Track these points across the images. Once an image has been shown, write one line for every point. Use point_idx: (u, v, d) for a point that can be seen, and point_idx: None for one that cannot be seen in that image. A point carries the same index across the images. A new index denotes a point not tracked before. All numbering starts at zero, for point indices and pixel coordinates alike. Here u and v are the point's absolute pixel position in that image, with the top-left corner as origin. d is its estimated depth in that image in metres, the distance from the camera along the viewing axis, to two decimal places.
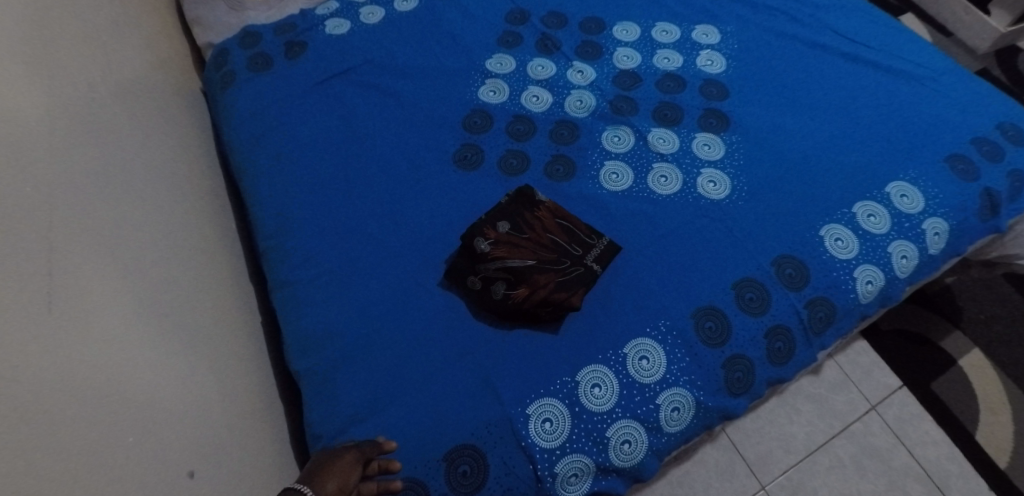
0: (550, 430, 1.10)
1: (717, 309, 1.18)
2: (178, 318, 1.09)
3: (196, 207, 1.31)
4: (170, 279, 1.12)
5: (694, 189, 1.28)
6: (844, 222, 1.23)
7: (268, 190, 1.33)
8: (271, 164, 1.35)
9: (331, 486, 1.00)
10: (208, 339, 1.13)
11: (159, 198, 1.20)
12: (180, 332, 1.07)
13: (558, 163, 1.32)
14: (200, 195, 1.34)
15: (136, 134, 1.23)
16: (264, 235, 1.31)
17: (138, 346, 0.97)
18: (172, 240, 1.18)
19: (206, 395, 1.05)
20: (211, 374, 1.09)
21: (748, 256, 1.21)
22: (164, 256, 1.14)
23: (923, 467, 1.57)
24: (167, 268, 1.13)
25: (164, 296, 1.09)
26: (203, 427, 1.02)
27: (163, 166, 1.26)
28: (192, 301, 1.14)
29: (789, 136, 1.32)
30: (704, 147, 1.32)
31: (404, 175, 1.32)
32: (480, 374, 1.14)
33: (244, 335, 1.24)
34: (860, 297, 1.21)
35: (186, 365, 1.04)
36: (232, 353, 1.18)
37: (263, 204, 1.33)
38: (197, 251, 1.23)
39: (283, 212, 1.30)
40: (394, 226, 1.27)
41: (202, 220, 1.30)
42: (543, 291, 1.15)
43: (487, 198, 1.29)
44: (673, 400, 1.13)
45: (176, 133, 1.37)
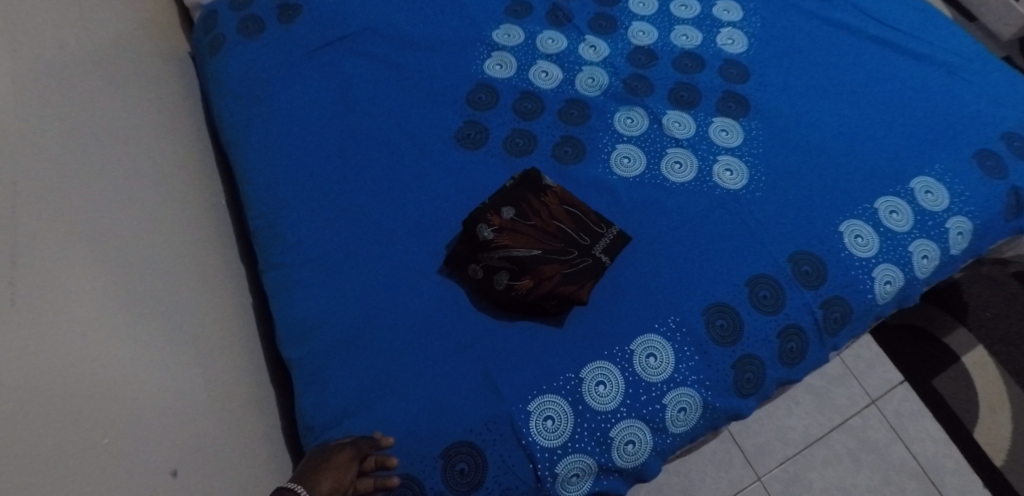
0: (552, 429, 1.06)
1: (729, 306, 1.12)
2: (158, 303, 1.02)
3: (179, 180, 1.23)
4: (150, 261, 1.05)
5: (710, 177, 1.22)
6: (865, 218, 1.18)
7: (259, 165, 1.25)
8: (262, 136, 1.27)
9: (327, 484, 0.96)
10: (190, 324, 1.07)
11: (137, 172, 1.12)
12: (160, 318, 1.01)
13: (566, 145, 1.25)
14: (184, 166, 1.26)
15: (113, 102, 1.14)
16: (255, 212, 1.24)
17: (115, 337, 0.91)
18: (152, 217, 1.11)
19: (187, 385, 1.00)
20: (194, 363, 1.03)
21: (763, 250, 1.16)
22: (142, 236, 1.06)
23: (920, 462, 1.55)
24: (146, 249, 1.06)
25: (144, 280, 1.02)
26: (184, 419, 0.97)
27: (142, 137, 1.18)
28: (174, 284, 1.08)
29: (810, 125, 1.26)
30: (721, 133, 1.25)
31: (403, 152, 1.25)
32: (480, 368, 1.09)
33: (231, 320, 1.18)
34: (877, 298, 1.16)
35: (165, 355, 0.98)
36: (217, 339, 1.12)
37: (253, 179, 1.25)
38: (180, 229, 1.16)
39: (275, 188, 1.23)
40: (392, 207, 1.20)
41: (186, 195, 1.23)
42: (549, 283, 1.09)
43: (490, 180, 1.22)
44: (680, 400, 1.09)
45: (158, 99, 1.29)
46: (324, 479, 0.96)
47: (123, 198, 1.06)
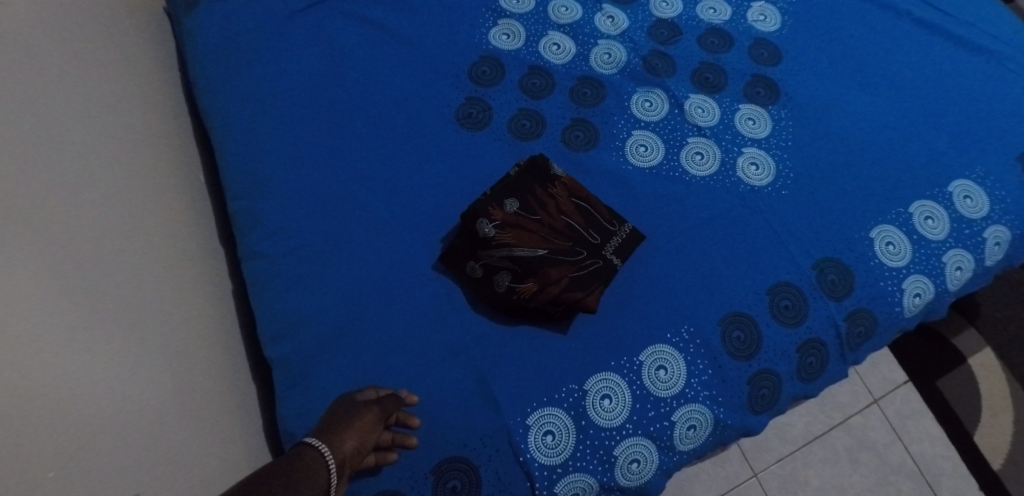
0: (552, 445, 0.98)
1: (748, 315, 1.04)
2: (115, 299, 0.92)
3: (141, 155, 1.10)
4: (104, 250, 0.94)
5: (733, 171, 1.12)
6: (898, 224, 1.09)
7: (237, 139, 1.13)
8: (239, 106, 1.14)
9: (351, 442, 0.87)
10: (153, 320, 0.97)
11: (88, 144, 1.00)
12: (119, 316, 0.91)
13: (577, 129, 1.13)
14: (147, 137, 1.14)
15: (63, 66, 1.01)
16: (232, 192, 1.12)
17: (63, 344, 0.81)
18: (107, 197, 0.99)
19: (149, 392, 0.90)
20: (159, 367, 0.93)
21: (787, 255, 1.07)
22: (92, 222, 0.94)
23: (917, 463, 1.49)
24: (98, 236, 0.94)
25: (94, 274, 0.91)
26: (145, 428, 0.88)
27: (97, 104, 1.05)
28: (132, 276, 0.97)
29: (846, 117, 1.15)
30: (747, 122, 1.14)
31: (398, 131, 1.12)
32: (476, 376, 1.00)
33: (199, 314, 1.07)
34: (905, 311, 1.08)
35: (127, 357, 0.89)
36: (183, 337, 1.01)
37: (230, 154, 1.12)
38: (142, 213, 1.04)
39: (254, 167, 1.11)
40: (384, 193, 1.09)
41: (146, 171, 1.10)
42: (555, 288, 1.00)
43: (492, 166, 1.11)
44: (690, 417, 1.01)
45: (123, 61, 1.15)
46: (347, 437, 0.87)
47: (71, 181, 0.94)
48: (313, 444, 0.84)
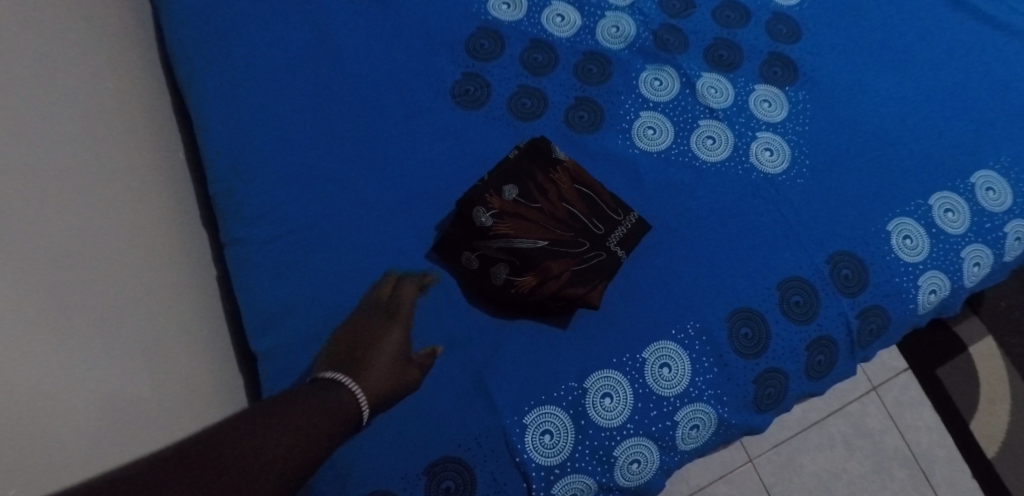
0: (550, 445, 0.95)
1: (756, 312, 1.00)
2: (95, 284, 0.86)
3: (117, 126, 1.03)
4: (82, 231, 0.88)
5: (747, 157, 1.06)
6: (916, 217, 1.04)
7: (217, 112, 1.04)
8: (220, 77, 1.06)
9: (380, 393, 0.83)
10: (129, 301, 0.90)
11: (57, 105, 0.91)
12: (100, 301, 0.85)
13: (581, 109, 1.07)
14: (125, 107, 1.06)
15: (38, 26, 0.93)
16: (212, 171, 1.04)
17: (39, 327, 0.74)
18: (75, 165, 0.91)
19: (136, 381, 0.85)
20: (143, 354, 0.88)
21: (799, 247, 1.02)
22: (70, 201, 0.88)
23: (913, 451, 1.45)
24: (70, 209, 0.87)
25: (72, 258, 0.84)
26: (133, 418, 0.83)
27: (65, 62, 0.96)
28: (113, 259, 0.91)
29: (866, 100, 1.08)
30: (763, 104, 1.08)
31: (391, 108, 1.05)
32: (471, 372, 0.96)
33: (180, 298, 1.02)
34: (918, 308, 1.03)
35: (112, 343, 0.84)
36: (166, 323, 0.96)
37: (210, 128, 1.04)
38: (119, 190, 0.98)
39: (237, 143, 1.03)
40: (376, 176, 1.02)
41: (124, 144, 1.03)
42: (556, 283, 0.95)
43: (490, 149, 1.04)
44: (694, 417, 0.97)
45: (101, 23, 1.07)
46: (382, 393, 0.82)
47: (49, 156, 0.87)
48: (341, 382, 0.79)
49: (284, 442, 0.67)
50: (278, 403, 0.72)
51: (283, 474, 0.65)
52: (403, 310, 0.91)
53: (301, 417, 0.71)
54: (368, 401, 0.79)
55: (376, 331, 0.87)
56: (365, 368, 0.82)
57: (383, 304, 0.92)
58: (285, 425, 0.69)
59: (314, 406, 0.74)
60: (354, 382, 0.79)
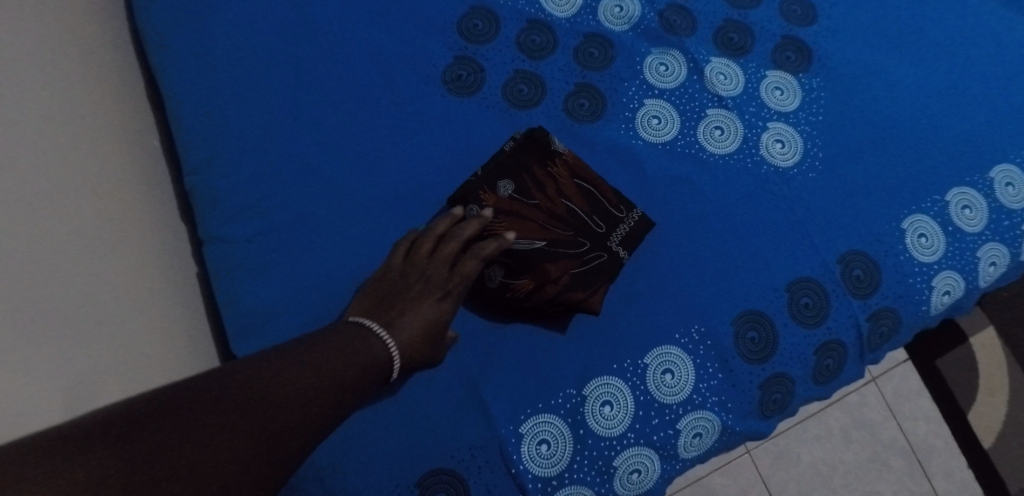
0: (547, 455, 0.90)
1: (764, 315, 0.95)
2: (72, 290, 0.79)
3: (94, 108, 0.95)
4: (58, 230, 0.81)
5: (757, 149, 1.00)
6: (932, 214, 0.99)
7: (192, 98, 0.97)
8: (196, 58, 0.98)
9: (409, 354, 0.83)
10: (105, 301, 0.84)
11: (25, 83, 0.83)
12: (77, 306, 0.79)
13: (581, 96, 1.00)
14: (100, 87, 0.98)
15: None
16: (186, 162, 0.96)
17: (10, 343, 0.68)
18: (45, 149, 0.83)
19: (116, 390, 0.79)
20: (125, 363, 0.83)
21: (809, 246, 0.97)
22: (44, 191, 0.81)
23: (910, 441, 1.43)
24: (41, 199, 0.80)
25: (47, 264, 0.77)
26: None
27: (33, 36, 0.88)
28: (92, 259, 0.84)
29: (882, 88, 1.03)
30: (775, 92, 1.02)
31: (377, 95, 0.98)
32: (465, 379, 0.92)
33: (163, 297, 0.95)
34: (931, 309, 0.99)
35: (92, 355, 0.78)
36: (150, 325, 0.90)
37: (184, 115, 0.96)
38: (97, 180, 0.91)
39: (214, 131, 0.95)
40: (363, 169, 0.95)
41: (100, 129, 0.95)
42: (554, 287, 0.90)
43: (485, 141, 0.98)
44: (697, 425, 0.93)
45: None
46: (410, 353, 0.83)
47: (19, 140, 0.80)
48: (370, 328, 0.81)
49: (305, 382, 0.70)
50: (303, 345, 0.75)
51: (300, 410, 0.67)
52: (456, 292, 0.86)
53: (323, 360, 0.73)
54: (398, 350, 0.82)
55: (423, 296, 0.85)
56: (399, 317, 0.83)
57: (444, 270, 0.86)
58: (306, 366, 0.72)
59: (339, 350, 0.76)
60: (383, 328, 0.82)
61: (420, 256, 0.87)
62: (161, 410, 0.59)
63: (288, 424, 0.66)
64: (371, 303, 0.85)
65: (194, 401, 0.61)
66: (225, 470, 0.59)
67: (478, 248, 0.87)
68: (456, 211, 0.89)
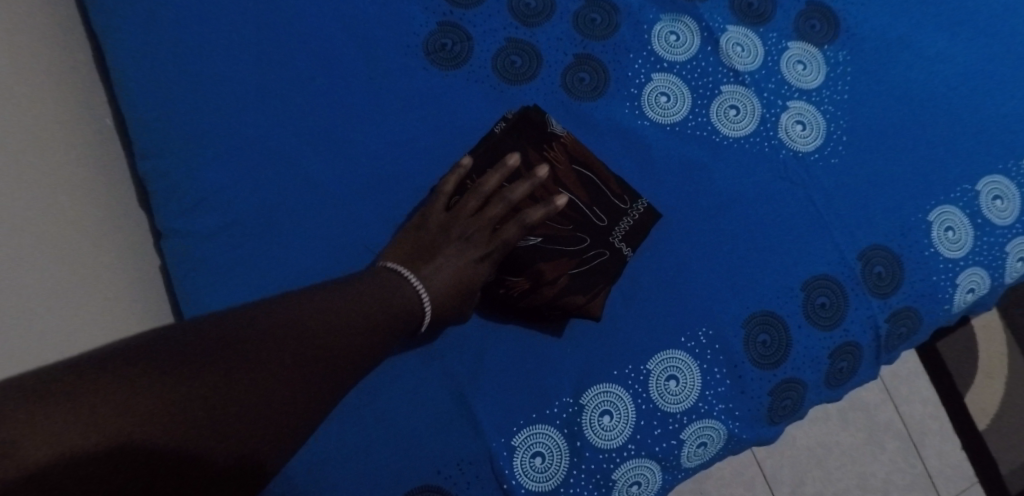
0: (541, 469, 0.83)
1: (776, 317, 0.87)
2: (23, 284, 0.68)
3: (49, 71, 0.82)
4: (3, 219, 0.69)
5: (775, 131, 0.91)
6: (961, 205, 0.91)
7: (140, 69, 0.83)
8: (145, 18, 0.84)
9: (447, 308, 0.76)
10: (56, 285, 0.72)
11: None
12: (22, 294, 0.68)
13: (581, 69, 0.90)
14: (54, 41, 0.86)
15: None
16: (137, 145, 0.83)
17: None
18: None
19: None
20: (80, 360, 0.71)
21: (828, 240, 0.89)
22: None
23: (905, 422, 1.33)
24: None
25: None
26: None
27: None
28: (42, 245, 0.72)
29: (912, 64, 0.94)
30: (797, 66, 0.93)
31: (351, 66, 0.87)
32: (452, 388, 0.84)
33: (134, 291, 0.84)
34: (953, 308, 0.92)
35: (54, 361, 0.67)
36: (121, 323, 0.79)
37: (134, 88, 0.83)
38: (53, 153, 0.78)
39: (170, 106, 0.82)
40: (337, 153, 0.84)
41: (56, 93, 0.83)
42: (551, 291, 0.82)
43: (474, 120, 0.88)
44: (702, 434, 0.86)
45: None
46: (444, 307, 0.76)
47: None
48: (405, 276, 0.74)
49: (310, 341, 0.64)
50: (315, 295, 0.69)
51: (329, 358, 0.65)
52: (496, 255, 0.78)
53: (350, 304, 0.69)
54: (430, 302, 0.75)
55: (462, 254, 0.77)
56: (435, 269, 0.76)
57: (486, 230, 0.78)
58: (347, 304, 0.69)
59: (368, 302, 0.70)
60: (417, 276, 0.75)
61: (464, 211, 0.79)
62: (170, 352, 0.56)
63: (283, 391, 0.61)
64: (411, 247, 0.77)
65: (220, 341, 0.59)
66: (208, 436, 0.56)
67: (524, 214, 0.78)
68: (510, 164, 0.79)
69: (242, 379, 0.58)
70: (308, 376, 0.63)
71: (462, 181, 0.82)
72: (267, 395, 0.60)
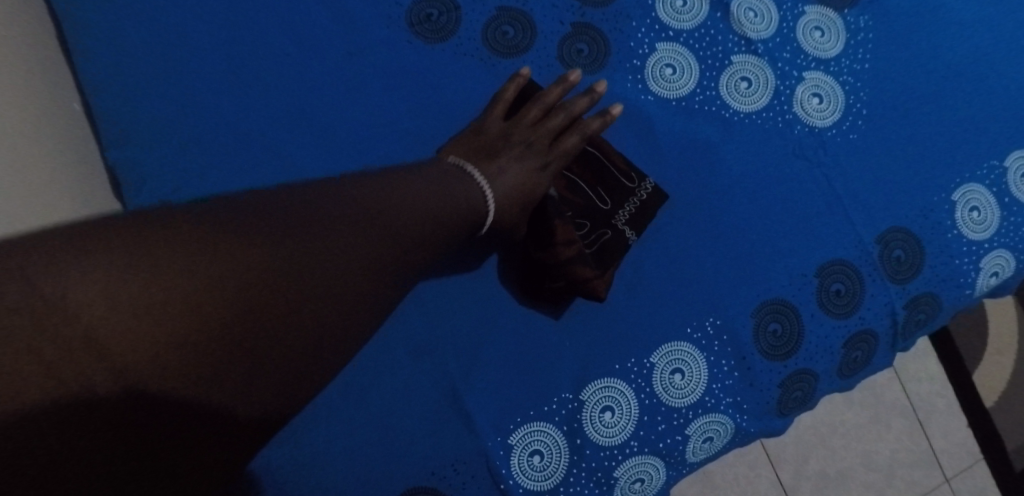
0: (540, 468, 0.79)
1: (788, 305, 0.82)
2: None
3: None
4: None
5: (790, 105, 0.85)
6: (988, 184, 0.86)
7: (101, 52, 0.75)
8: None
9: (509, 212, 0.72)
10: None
11: None
12: None
13: (579, 40, 0.83)
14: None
15: None
16: (103, 134, 0.74)
17: None
18: None
19: None
20: None
21: (845, 223, 0.84)
22: None
23: (912, 400, 1.28)
24: None
25: None
26: None
27: None
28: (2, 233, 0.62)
29: (935, 32, 0.88)
30: (814, 34, 0.87)
31: (329, 42, 0.79)
32: (445, 386, 0.79)
33: None
34: (977, 293, 0.86)
35: None
36: None
37: (93, 73, 0.74)
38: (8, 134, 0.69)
39: (136, 92, 0.75)
40: (314, 136, 0.77)
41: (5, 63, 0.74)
42: (570, 255, 0.75)
43: (462, 98, 0.81)
44: (707, 429, 0.81)
45: None
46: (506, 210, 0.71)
47: None
48: (470, 173, 0.70)
49: (375, 232, 0.57)
50: (382, 180, 0.61)
51: (407, 252, 0.59)
52: (554, 166, 0.76)
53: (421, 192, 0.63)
54: (494, 201, 0.70)
55: (524, 160, 0.74)
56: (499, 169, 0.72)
57: (546, 139, 0.76)
58: (420, 189, 0.63)
59: (441, 194, 0.65)
60: (482, 175, 0.71)
61: (525, 120, 0.76)
62: (244, 217, 0.51)
63: (342, 293, 0.54)
64: (472, 147, 0.74)
65: (300, 213, 0.53)
66: (279, 319, 0.50)
67: (584, 124, 0.77)
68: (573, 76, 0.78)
69: (320, 263, 0.52)
70: (381, 270, 0.57)
71: (519, 96, 0.79)
72: (341, 286, 0.54)
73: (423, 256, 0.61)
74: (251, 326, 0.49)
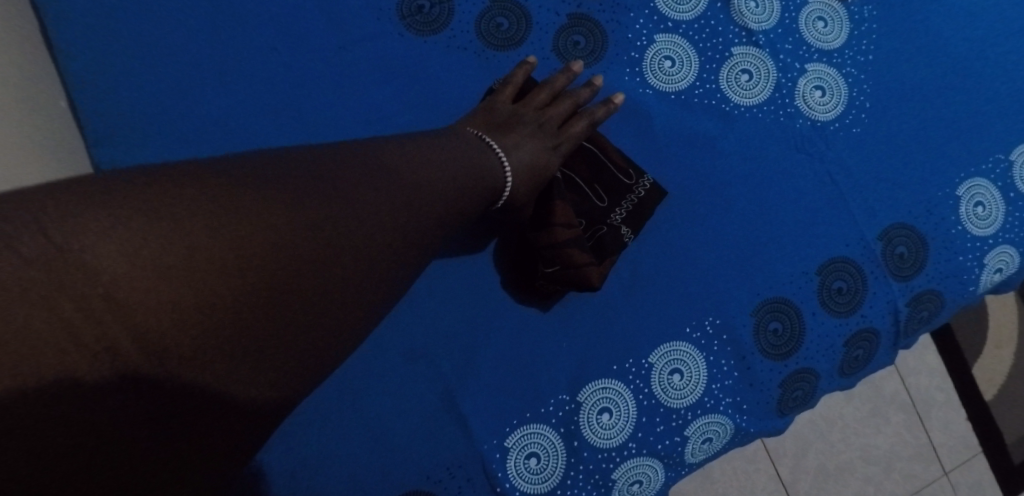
0: (536, 470, 0.77)
1: (789, 303, 0.81)
2: None
3: None
4: None
5: (792, 98, 0.83)
6: (993, 178, 0.84)
7: (83, 45, 0.72)
8: None
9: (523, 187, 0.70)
10: None
11: None
12: None
13: (575, 31, 0.81)
14: None
15: None
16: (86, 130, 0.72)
17: None
18: None
19: None
20: None
21: (847, 219, 0.82)
22: None
23: (911, 394, 1.27)
24: None
25: None
26: None
27: None
28: None
29: (941, 22, 0.86)
30: (817, 24, 0.84)
31: (317, 35, 0.77)
32: (439, 387, 0.77)
33: None
34: (981, 289, 0.85)
35: None
36: None
37: (72, 69, 0.72)
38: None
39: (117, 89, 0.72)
40: (303, 132, 0.75)
41: None
42: (571, 241, 0.73)
43: (455, 92, 0.78)
44: (707, 430, 0.80)
45: None
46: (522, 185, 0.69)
47: None
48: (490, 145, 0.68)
49: (398, 198, 0.56)
50: (404, 146, 0.60)
51: (431, 221, 0.58)
52: (563, 149, 0.74)
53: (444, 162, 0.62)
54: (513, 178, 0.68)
55: (536, 138, 0.72)
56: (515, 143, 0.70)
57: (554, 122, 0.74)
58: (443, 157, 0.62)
59: (461, 164, 0.63)
60: (501, 148, 0.68)
61: (532, 103, 0.74)
62: (270, 175, 0.50)
63: (365, 264, 0.53)
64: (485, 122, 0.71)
65: (325, 176, 0.53)
66: (301, 283, 0.49)
67: (591, 111, 0.76)
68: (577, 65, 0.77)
69: (342, 228, 0.51)
70: (405, 239, 0.56)
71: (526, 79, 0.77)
72: (363, 256, 0.53)
73: (446, 226, 0.60)
74: (270, 291, 0.47)
